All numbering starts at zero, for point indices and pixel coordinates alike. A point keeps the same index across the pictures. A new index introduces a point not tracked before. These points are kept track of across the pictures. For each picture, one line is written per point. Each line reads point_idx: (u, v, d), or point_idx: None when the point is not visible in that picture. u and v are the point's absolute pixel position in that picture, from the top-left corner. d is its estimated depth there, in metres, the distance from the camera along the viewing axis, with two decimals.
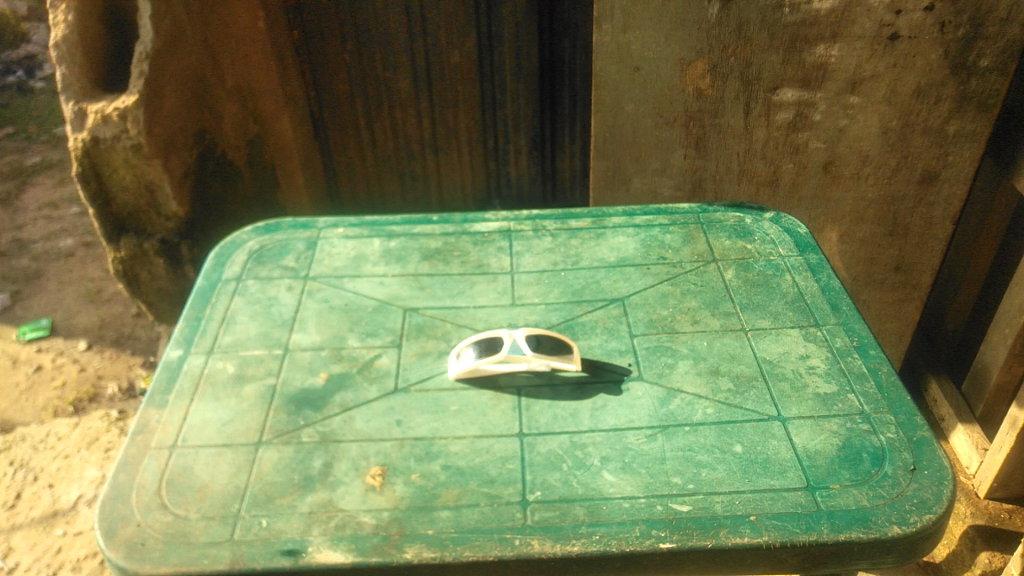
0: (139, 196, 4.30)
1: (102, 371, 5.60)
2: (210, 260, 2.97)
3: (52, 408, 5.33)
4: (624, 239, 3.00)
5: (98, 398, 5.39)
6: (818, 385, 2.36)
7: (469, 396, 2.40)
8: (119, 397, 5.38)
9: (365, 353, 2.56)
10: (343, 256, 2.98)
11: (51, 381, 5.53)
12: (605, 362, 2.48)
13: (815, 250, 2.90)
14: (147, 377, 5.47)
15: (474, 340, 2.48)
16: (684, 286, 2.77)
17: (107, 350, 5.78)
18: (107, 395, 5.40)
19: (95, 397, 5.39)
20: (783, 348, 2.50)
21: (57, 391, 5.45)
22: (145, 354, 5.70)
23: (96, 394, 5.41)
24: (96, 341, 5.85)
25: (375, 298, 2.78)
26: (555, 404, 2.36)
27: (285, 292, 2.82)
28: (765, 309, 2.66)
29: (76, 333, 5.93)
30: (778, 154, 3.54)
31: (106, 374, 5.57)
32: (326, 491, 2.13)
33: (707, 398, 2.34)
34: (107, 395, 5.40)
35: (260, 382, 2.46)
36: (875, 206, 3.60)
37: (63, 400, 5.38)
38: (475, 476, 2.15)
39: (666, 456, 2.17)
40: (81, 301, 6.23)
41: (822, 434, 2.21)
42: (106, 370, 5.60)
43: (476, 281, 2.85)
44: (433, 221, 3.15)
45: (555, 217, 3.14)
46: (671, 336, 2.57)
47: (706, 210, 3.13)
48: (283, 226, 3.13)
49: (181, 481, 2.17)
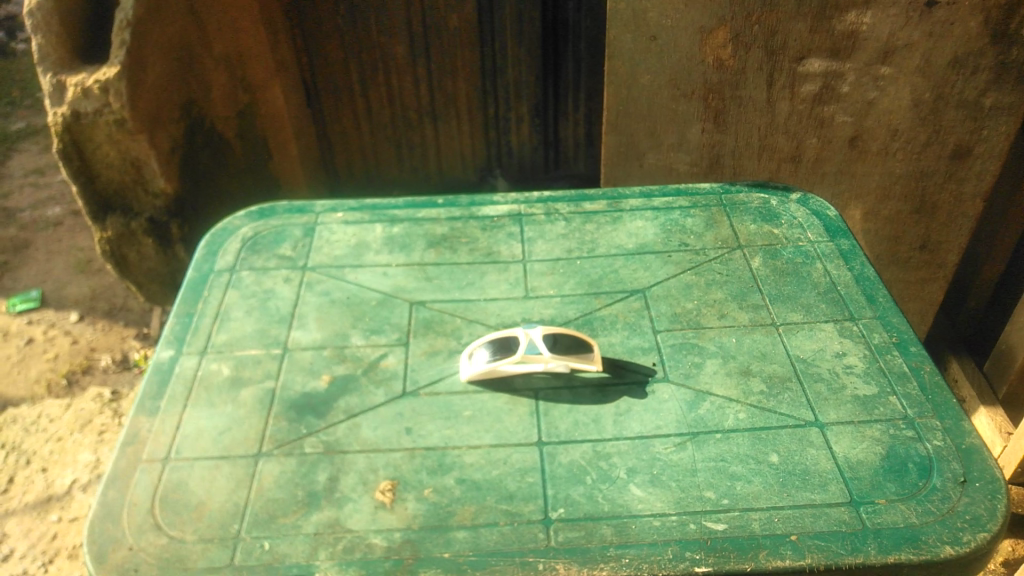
0: (126, 172, 4.10)
1: (95, 344, 5.41)
2: (201, 249, 2.77)
3: (45, 381, 5.16)
4: (642, 224, 2.82)
5: (92, 370, 5.22)
6: (856, 387, 2.21)
7: (482, 400, 2.24)
8: (114, 369, 5.22)
9: (370, 352, 2.39)
10: (343, 244, 2.79)
11: (43, 354, 5.35)
12: (627, 362, 2.32)
13: (846, 234, 2.73)
14: (143, 351, 5.29)
15: (487, 340, 2.30)
16: (709, 276, 2.59)
17: (100, 321, 5.59)
18: (101, 367, 5.22)
19: (89, 369, 5.21)
20: (818, 345, 2.34)
21: (49, 364, 5.27)
22: (139, 325, 5.50)
23: (89, 365, 5.24)
24: (87, 312, 5.64)
25: (379, 291, 2.60)
26: (576, 409, 2.20)
27: (282, 284, 2.64)
28: (796, 301, 2.49)
29: (67, 305, 5.72)
30: (802, 129, 3.34)
31: (99, 346, 5.38)
32: (332, 509, 1.97)
33: (738, 401, 2.19)
34: (101, 366, 5.22)
35: (258, 387, 2.30)
36: (902, 182, 3.42)
37: (55, 372, 5.21)
38: (492, 491, 2.00)
39: (698, 468, 2.03)
40: (71, 272, 6.01)
41: (863, 442, 2.07)
42: (99, 342, 5.41)
43: (486, 271, 2.67)
44: (437, 204, 2.95)
45: (569, 199, 2.94)
46: (697, 332, 2.40)
47: (728, 191, 2.94)
48: (279, 211, 2.93)
49: (175, 498, 2.01)
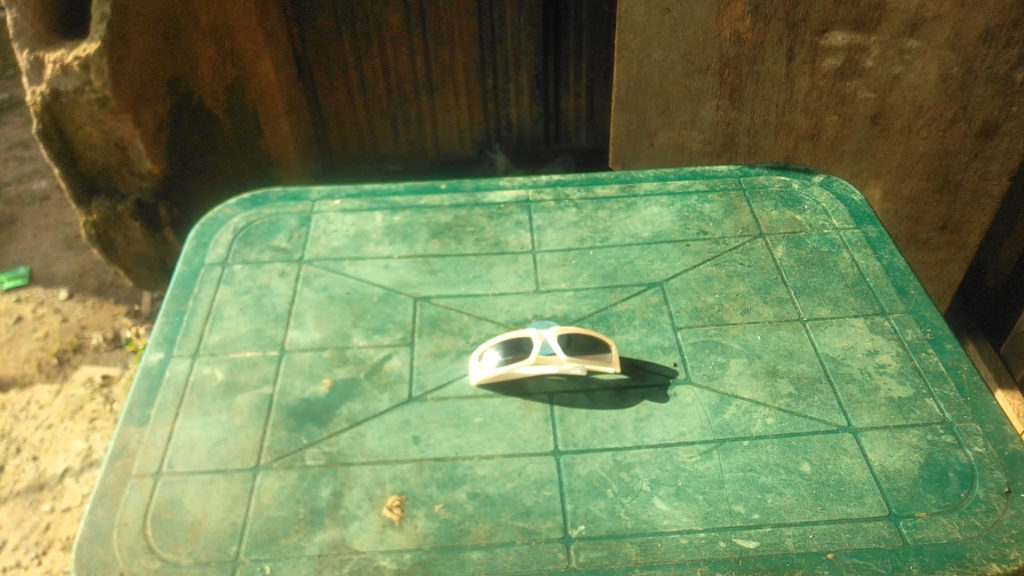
0: (109, 154, 3.93)
1: (86, 322, 5.26)
2: (190, 240, 2.62)
3: (35, 359, 5.05)
4: (657, 210, 2.66)
5: (83, 348, 5.10)
6: (890, 388, 2.08)
7: (494, 406, 2.11)
8: (105, 347, 5.10)
9: (373, 354, 2.25)
10: (341, 235, 2.63)
11: (33, 332, 5.21)
12: (646, 363, 2.19)
13: (873, 220, 2.58)
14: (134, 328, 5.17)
15: (497, 341, 2.16)
16: (730, 267, 2.45)
17: (90, 298, 5.42)
18: (92, 345, 5.11)
19: (80, 348, 5.09)
20: (848, 342, 2.21)
21: (39, 343, 5.14)
22: (130, 302, 5.34)
23: (80, 344, 5.12)
24: (77, 289, 5.48)
25: (380, 286, 2.45)
26: (593, 415, 2.07)
27: (277, 279, 2.48)
28: (823, 294, 2.35)
29: (56, 282, 5.56)
30: (822, 105, 3.18)
31: (90, 324, 5.24)
32: (337, 528, 1.86)
33: (766, 405, 2.06)
34: (92, 345, 5.11)
35: (254, 392, 2.16)
36: (925, 161, 3.26)
37: (46, 351, 5.09)
38: (507, 506, 1.88)
39: (725, 479, 1.91)
40: (60, 248, 5.81)
41: (900, 449, 1.95)
42: (90, 320, 5.26)
43: (493, 264, 2.52)
44: (440, 189, 2.79)
45: (579, 183, 2.78)
46: (720, 328, 2.27)
47: (747, 173, 2.79)
48: (272, 198, 2.77)
49: (168, 517, 1.89)
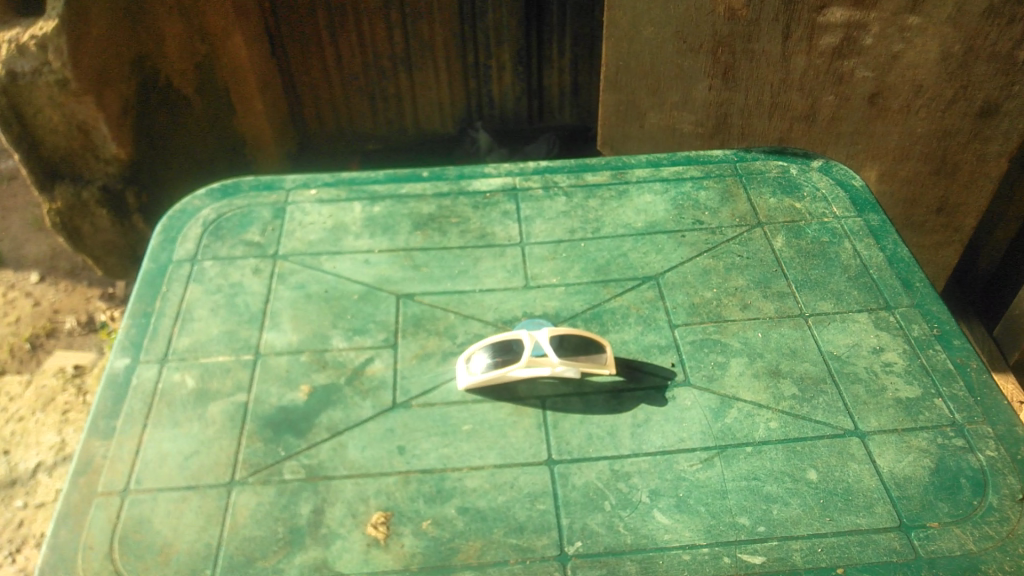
0: (72, 138, 3.75)
1: (59, 305, 5.02)
2: (157, 234, 2.47)
3: (8, 345, 4.84)
4: (650, 198, 2.54)
5: (56, 333, 4.88)
6: (897, 388, 2.00)
7: (483, 412, 2.00)
8: (79, 331, 4.88)
9: (354, 357, 2.12)
10: (318, 227, 2.49)
11: (4, 317, 4.98)
12: (642, 363, 2.08)
13: (875, 208, 2.48)
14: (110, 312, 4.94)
15: (486, 344, 2.04)
16: (727, 259, 2.34)
17: (63, 281, 5.17)
18: (66, 329, 4.88)
19: (53, 333, 4.87)
20: (852, 339, 2.11)
21: (11, 328, 4.92)
22: (104, 285, 5.11)
23: (53, 329, 4.89)
24: (49, 272, 5.22)
25: (361, 283, 2.32)
26: (588, 420, 1.97)
27: (251, 276, 2.34)
28: (825, 287, 2.25)
29: (27, 264, 5.28)
30: (818, 85, 3.06)
31: (63, 308, 5.00)
32: (318, 548, 1.75)
33: (769, 408, 1.97)
34: (66, 329, 4.88)
35: (227, 400, 2.03)
36: (923, 142, 3.16)
37: (18, 336, 4.87)
38: (500, 522, 1.78)
39: (728, 489, 1.82)
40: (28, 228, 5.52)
41: (910, 454, 1.86)
42: (63, 303, 5.03)
43: (480, 257, 2.39)
44: (422, 177, 2.65)
45: (568, 170, 2.66)
46: (718, 326, 2.16)
47: (743, 158, 2.67)
48: (244, 188, 2.62)
49: (137, 539, 1.77)
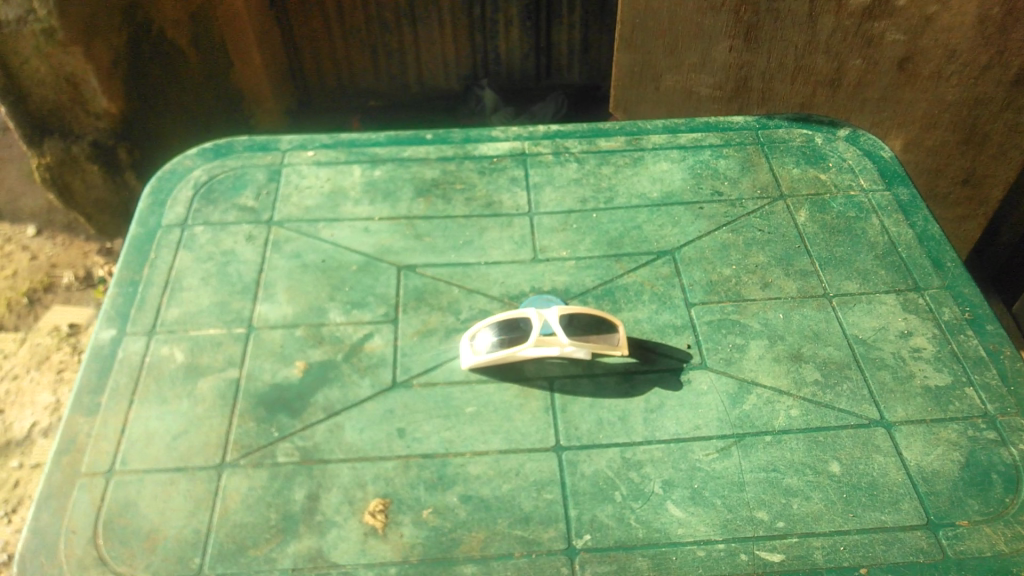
0: (61, 91, 3.60)
1: (56, 259, 4.79)
2: (146, 197, 2.34)
3: (4, 300, 4.63)
4: (666, 167, 2.41)
5: (54, 288, 4.67)
6: (926, 376, 1.89)
7: (487, 394, 1.89)
8: (77, 286, 4.67)
9: (352, 332, 2.01)
10: (315, 192, 2.35)
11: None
12: (657, 344, 1.97)
13: (904, 181, 2.35)
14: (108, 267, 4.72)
15: (493, 322, 1.92)
16: (747, 234, 2.22)
17: (61, 236, 4.88)
18: (64, 285, 4.67)
19: (50, 288, 4.67)
20: (878, 322, 2.00)
21: (7, 283, 4.70)
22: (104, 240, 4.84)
23: (51, 284, 4.69)
24: (47, 226, 4.92)
25: (360, 253, 2.19)
26: (599, 405, 1.86)
27: (244, 244, 2.22)
28: (850, 265, 2.13)
29: (24, 218, 4.97)
30: (846, 48, 2.89)
31: (60, 263, 4.77)
32: (312, 537, 1.65)
33: (789, 395, 1.86)
34: (63, 284, 4.67)
35: (218, 376, 1.92)
36: (953, 110, 3.00)
37: (15, 291, 4.66)
38: (504, 512, 1.69)
39: (746, 481, 1.72)
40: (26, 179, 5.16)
41: (938, 447, 1.76)
42: (60, 258, 4.79)
43: (486, 227, 2.27)
44: (426, 139, 2.51)
45: (581, 134, 2.51)
46: (737, 305, 2.05)
47: (765, 125, 2.52)
48: (238, 148, 2.48)
49: (122, 524, 1.68)
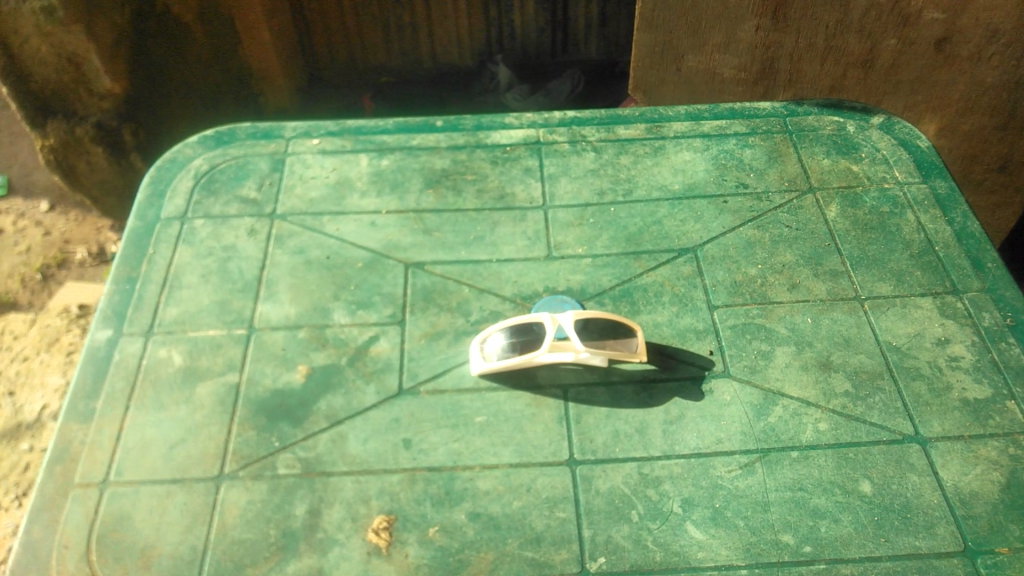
0: (63, 71, 3.52)
1: (70, 234, 4.59)
2: (144, 188, 2.25)
3: (18, 275, 4.43)
4: (689, 156, 2.28)
5: (68, 264, 4.48)
6: (965, 388, 1.78)
7: (498, 402, 1.80)
8: (91, 263, 4.47)
9: (357, 335, 1.92)
10: (320, 183, 2.25)
11: (13, 247, 4.56)
12: (677, 350, 1.87)
13: (942, 173, 2.21)
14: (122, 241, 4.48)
15: (505, 326, 1.82)
16: (774, 230, 2.09)
17: (74, 210, 4.68)
18: (77, 260, 4.47)
19: (64, 264, 4.47)
20: (914, 328, 1.88)
21: (20, 258, 4.50)
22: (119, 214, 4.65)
23: (64, 259, 4.49)
24: (59, 200, 4.73)
25: (366, 248, 2.10)
26: (615, 415, 1.77)
27: (245, 238, 2.13)
28: (884, 265, 2.01)
29: (36, 191, 4.78)
30: (880, 28, 2.72)
31: (74, 238, 4.56)
32: (314, 556, 1.59)
33: (817, 406, 1.76)
34: (77, 260, 4.48)
35: (217, 381, 1.84)
36: (992, 93, 2.84)
37: (29, 266, 4.47)
38: (515, 531, 1.61)
39: (770, 500, 1.63)
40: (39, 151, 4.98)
41: (976, 466, 1.66)
42: (74, 233, 4.58)
43: (498, 221, 2.16)
44: (436, 126, 2.39)
45: (599, 121, 2.38)
46: (763, 309, 1.93)
47: (794, 112, 2.38)
48: (240, 135, 2.38)
49: (117, 539, 1.62)
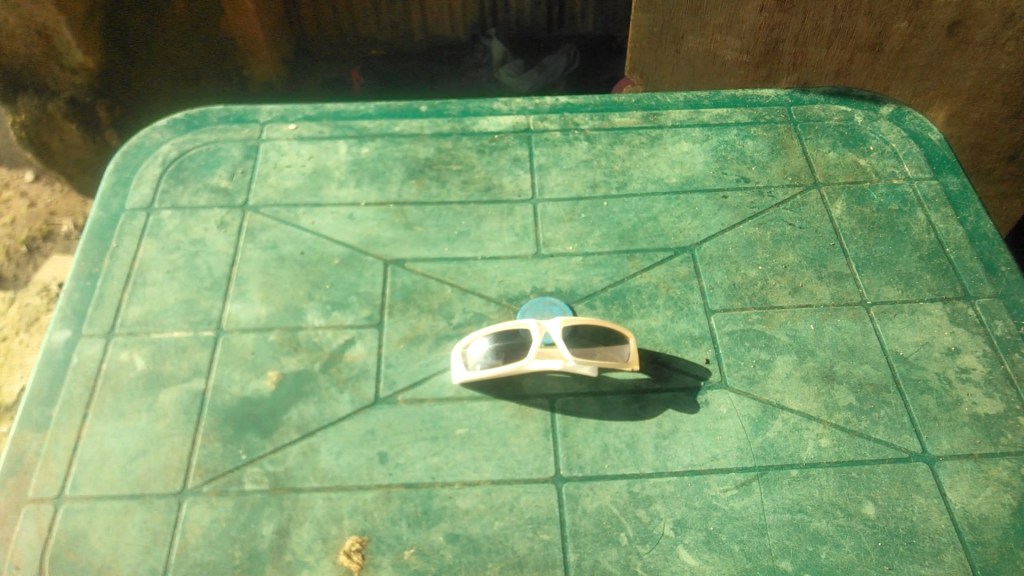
0: (33, 45, 3.35)
1: (55, 206, 4.26)
2: (109, 176, 2.11)
3: (2, 249, 4.14)
4: (687, 148, 2.15)
5: (54, 237, 4.17)
6: (976, 402, 1.68)
7: (480, 413, 1.70)
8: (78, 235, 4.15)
9: (332, 338, 1.81)
10: (296, 173, 2.12)
11: None
12: (671, 358, 1.76)
13: (954, 168, 2.09)
14: None
15: (491, 332, 1.71)
16: (776, 228, 1.98)
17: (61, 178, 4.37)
18: (63, 233, 4.16)
19: (49, 236, 4.16)
20: (923, 336, 1.78)
21: (4, 231, 4.20)
22: None
23: (50, 232, 4.18)
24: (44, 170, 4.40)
25: (343, 244, 1.97)
26: (604, 428, 1.67)
27: (215, 232, 2.00)
28: (892, 268, 1.90)
29: (21, 160, 4.47)
30: (890, 10, 2.58)
31: (59, 210, 4.23)
32: None
33: (819, 421, 1.66)
34: (63, 233, 4.16)
35: (181, 388, 1.73)
36: (1005, 80, 2.71)
37: (13, 239, 4.17)
38: (496, 555, 1.51)
39: (768, 523, 1.53)
40: None
41: (986, 487, 1.57)
42: (59, 205, 4.26)
43: (484, 215, 2.04)
44: (420, 112, 2.25)
45: (593, 108, 2.25)
46: (764, 314, 1.82)
47: (799, 101, 2.25)
48: (212, 120, 2.24)
49: (71, 560, 1.52)
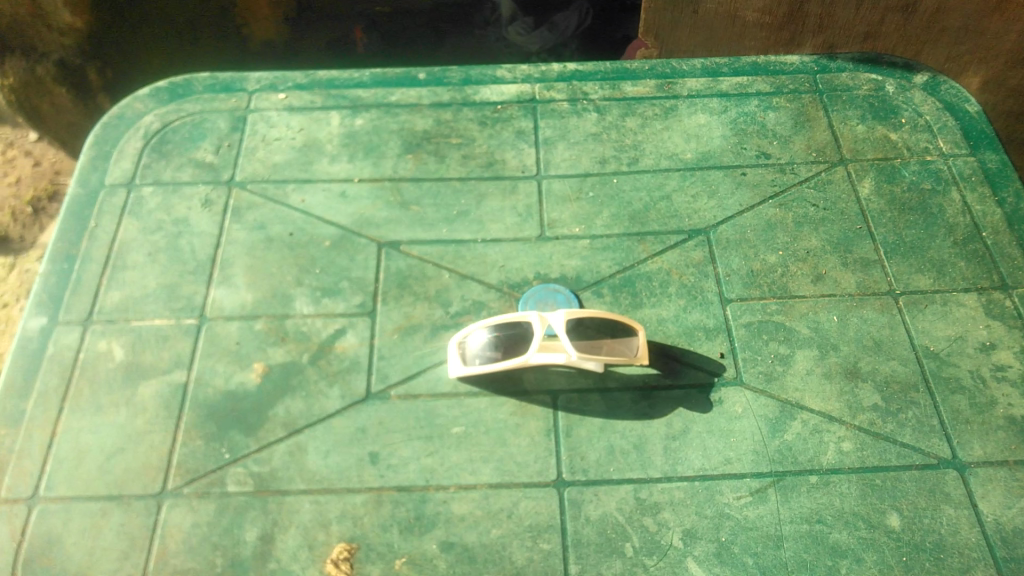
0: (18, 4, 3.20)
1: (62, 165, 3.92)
2: (88, 149, 1.99)
3: (8, 210, 3.85)
4: (704, 120, 2.00)
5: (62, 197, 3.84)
6: (1011, 403, 1.56)
7: (479, 410, 1.59)
8: None
9: (321, 328, 1.70)
10: (285, 146, 1.99)
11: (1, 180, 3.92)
12: (684, 352, 1.65)
13: (993, 144, 1.94)
14: None
15: (490, 324, 1.59)
16: (799, 209, 1.84)
17: None
18: None
19: (56, 197, 3.84)
20: (955, 330, 1.65)
21: (11, 190, 3.88)
22: None
23: (57, 192, 3.85)
24: None
25: (334, 224, 1.85)
26: (610, 428, 1.56)
27: (199, 211, 1.88)
28: (923, 254, 1.76)
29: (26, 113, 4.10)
30: None
31: (67, 169, 3.89)
32: None
33: (842, 422, 1.54)
34: None
35: (161, 381, 1.63)
36: None
37: (19, 199, 3.86)
38: (492, 565, 1.43)
39: (785, 535, 1.43)
40: None
41: (1021, 498, 1.46)
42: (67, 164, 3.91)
43: (486, 193, 1.91)
44: (419, 80, 2.11)
45: (603, 76, 2.09)
46: (784, 304, 1.70)
47: (826, 68, 2.09)
48: (197, 88, 2.10)
49: (46, 566, 1.44)
